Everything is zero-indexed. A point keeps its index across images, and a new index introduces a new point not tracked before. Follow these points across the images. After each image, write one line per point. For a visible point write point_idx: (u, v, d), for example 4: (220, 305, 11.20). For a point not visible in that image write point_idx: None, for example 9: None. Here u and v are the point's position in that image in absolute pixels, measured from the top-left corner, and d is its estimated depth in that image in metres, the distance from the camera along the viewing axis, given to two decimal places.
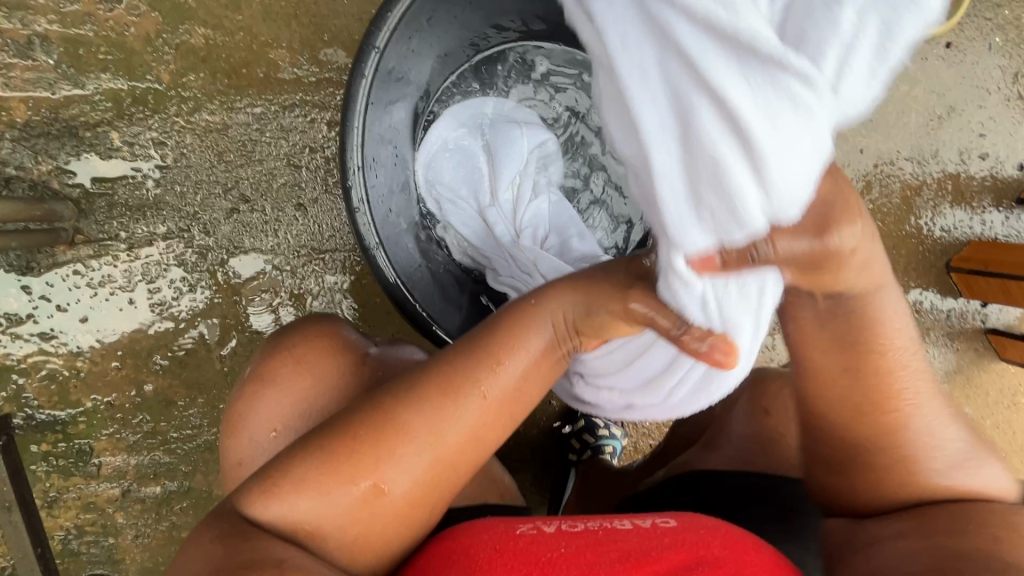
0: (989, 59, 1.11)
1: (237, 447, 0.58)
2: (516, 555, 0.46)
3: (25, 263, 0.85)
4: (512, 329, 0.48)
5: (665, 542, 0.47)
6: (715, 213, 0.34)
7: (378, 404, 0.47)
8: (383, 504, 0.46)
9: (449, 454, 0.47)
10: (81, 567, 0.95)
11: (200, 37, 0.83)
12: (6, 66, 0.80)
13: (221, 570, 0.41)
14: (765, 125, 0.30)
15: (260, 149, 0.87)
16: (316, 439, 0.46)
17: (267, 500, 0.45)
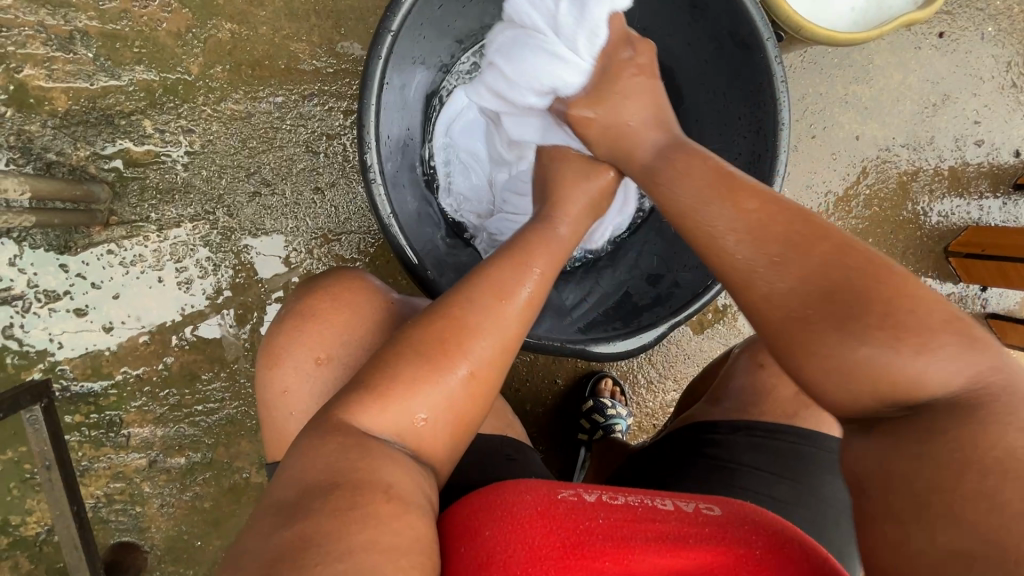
0: (982, 49, 1.15)
1: (280, 377, 0.64)
2: (557, 521, 0.48)
3: (62, 242, 0.91)
4: (545, 236, 0.58)
5: (706, 532, 0.48)
6: (524, 114, 0.69)
7: (449, 309, 0.51)
8: (471, 395, 0.50)
9: (518, 342, 0.53)
10: (109, 534, 0.99)
11: (227, 32, 0.89)
12: (49, 59, 0.86)
13: (339, 484, 0.42)
14: (514, 68, 0.66)
15: (281, 136, 0.93)
16: (403, 345, 0.50)
17: (369, 411, 0.47)
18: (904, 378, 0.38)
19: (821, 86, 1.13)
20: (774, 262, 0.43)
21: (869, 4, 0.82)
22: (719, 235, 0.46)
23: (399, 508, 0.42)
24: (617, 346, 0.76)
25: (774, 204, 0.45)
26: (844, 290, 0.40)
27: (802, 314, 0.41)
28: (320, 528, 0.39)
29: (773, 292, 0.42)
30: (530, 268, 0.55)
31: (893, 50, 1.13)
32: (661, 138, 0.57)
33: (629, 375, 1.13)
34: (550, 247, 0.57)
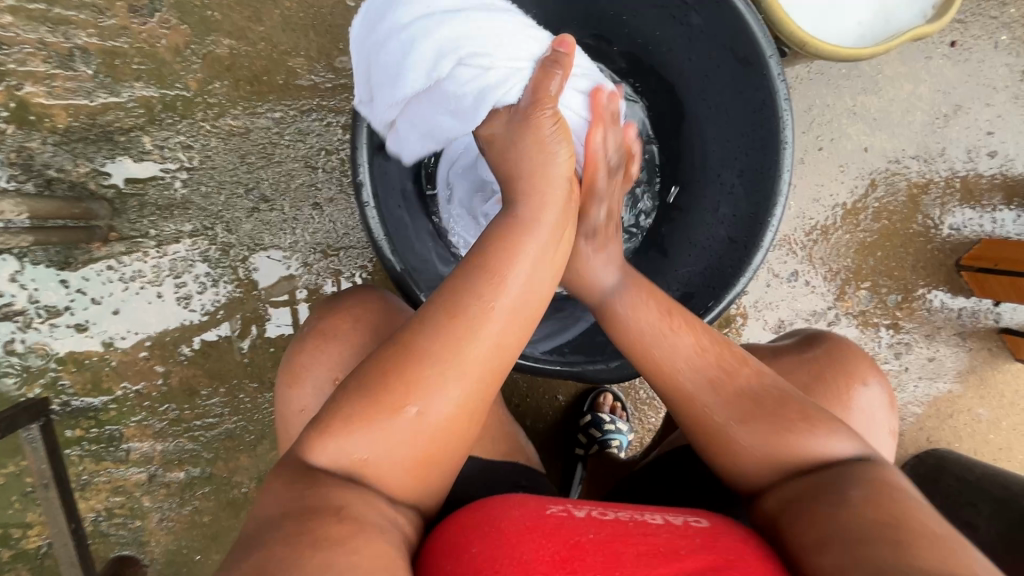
0: (995, 58, 1.12)
1: (301, 396, 0.64)
2: (545, 533, 0.47)
3: (63, 258, 0.91)
4: (512, 245, 0.53)
5: (696, 541, 0.48)
6: (506, 82, 0.57)
7: (401, 340, 0.49)
8: (425, 430, 0.48)
9: (481, 372, 0.49)
10: (109, 548, 1.00)
11: (226, 48, 0.89)
12: (49, 76, 0.87)
13: (288, 514, 0.44)
14: (459, 64, 0.56)
15: (279, 152, 0.92)
16: (356, 379, 0.49)
17: (321, 449, 0.47)
18: (795, 457, 0.53)
19: (828, 97, 1.10)
20: (700, 381, 0.57)
21: (875, 17, 0.80)
22: (665, 353, 0.59)
23: (351, 527, 0.43)
24: (615, 367, 0.74)
25: (707, 336, 0.60)
26: (755, 404, 0.55)
27: (716, 419, 0.56)
28: (273, 556, 0.40)
29: (702, 404, 0.57)
30: (490, 283, 0.50)
31: (903, 60, 1.11)
32: (611, 279, 0.66)
33: (631, 390, 1.11)
34: (512, 252, 0.53)
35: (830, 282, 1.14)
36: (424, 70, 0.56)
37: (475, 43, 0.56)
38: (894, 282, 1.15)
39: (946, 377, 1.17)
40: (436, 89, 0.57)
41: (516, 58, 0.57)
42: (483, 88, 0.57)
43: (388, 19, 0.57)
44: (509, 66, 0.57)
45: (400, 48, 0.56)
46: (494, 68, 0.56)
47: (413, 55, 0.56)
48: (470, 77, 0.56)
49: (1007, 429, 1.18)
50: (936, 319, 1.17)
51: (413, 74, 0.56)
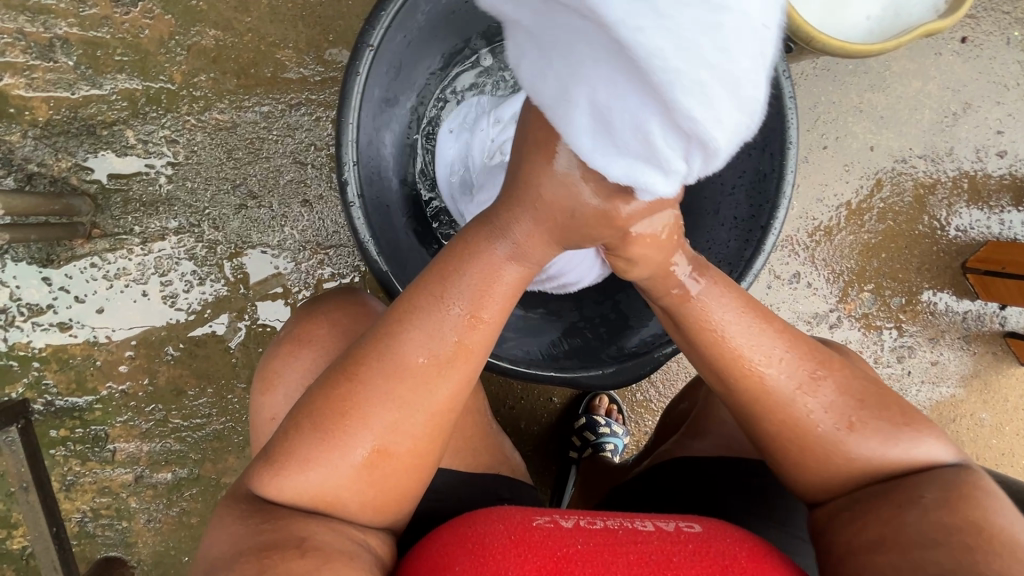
0: (1007, 54, 1.08)
1: (271, 404, 0.62)
2: (531, 547, 0.44)
3: (45, 255, 0.89)
4: (483, 284, 0.45)
5: (689, 548, 0.45)
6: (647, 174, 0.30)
7: (353, 376, 0.46)
8: (382, 466, 0.47)
9: (440, 408, 0.47)
10: (96, 549, 0.98)
11: (211, 39, 0.86)
12: (28, 68, 0.84)
13: (245, 549, 0.43)
14: (660, 109, 0.25)
15: (267, 147, 0.90)
16: (305, 413, 0.47)
17: (276, 482, 0.47)
18: (873, 463, 0.49)
19: (834, 94, 1.07)
20: (795, 394, 0.50)
21: (884, 12, 0.77)
22: (764, 369, 0.50)
23: (315, 561, 0.42)
24: (610, 373, 0.74)
25: (797, 346, 0.51)
26: (855, 408, 0.50)
27: (817, 434, 0.50)
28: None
29: (801, 418, 0.50)
30: (452, 322, 0.46)
31: (912, 57, 1.07)
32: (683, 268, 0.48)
33: (627, 393, 1.09)
34: (484, 291, 0.45)
35: (833, 284, 1.11)
36: (647, 76, 0.23)
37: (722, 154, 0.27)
38: (898, 283, 1.12)
39: (949, 382, 1.14)
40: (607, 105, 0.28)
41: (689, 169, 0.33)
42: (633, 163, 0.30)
43: None
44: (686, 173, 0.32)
45: (699, 14, 0.21)
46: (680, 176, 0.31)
47: (694, 50, 0.22)
48: (657, 157, 0.28)
49: (1010, 434, 1.16)
50: (940, 322, 1.14)
51: (646, 69, 0.23)
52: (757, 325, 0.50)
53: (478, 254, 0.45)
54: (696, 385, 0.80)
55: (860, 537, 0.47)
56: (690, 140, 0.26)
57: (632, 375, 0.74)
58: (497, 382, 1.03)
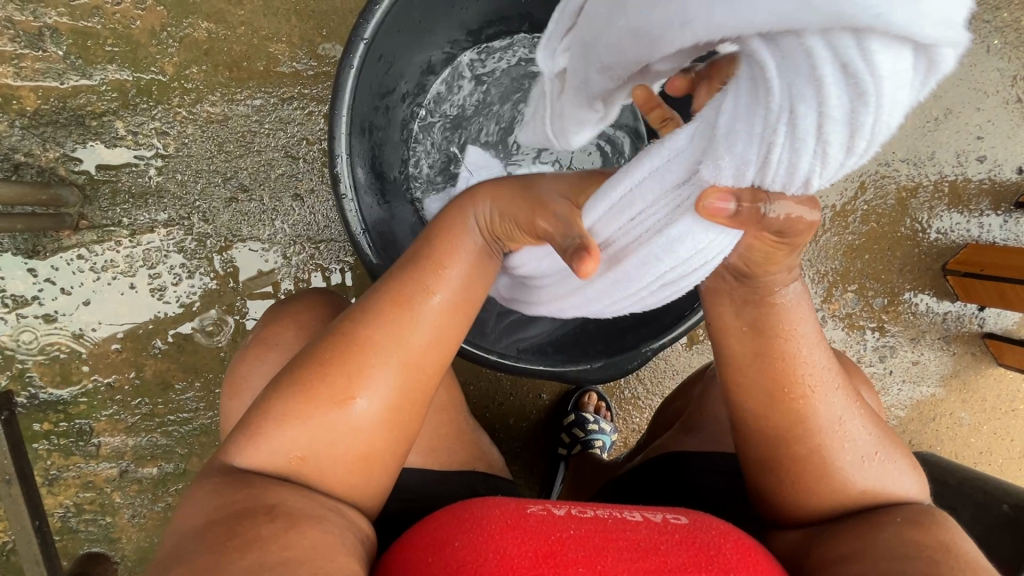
0: (987, 62, 1.11)
1: (241, 409, 0.62)
2: (526, 531, 0.45)
3: (31, 246, 0.88)
4: (452, 246, 0.51)
5: (676, 538, 0.45)
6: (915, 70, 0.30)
7: (338, 331, 0.49)
8: (355, 420, 0.47)
9: (413, 359, 0.49)
10: (78, 545, 0.97)
11: (204, 31, 0.86)
12: (17, 56, 0.83)
13: (214, 520, 0.42)
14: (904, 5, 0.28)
15: (259, 140, 0.90)
16: (286, 377, 0.48)
17: (253, 444, 0.47)
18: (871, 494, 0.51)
19: None
20: (835, 424, 0.51)
21: None
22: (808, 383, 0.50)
23: (284, 524, 0.41)
24: (601, 367, 0.75)
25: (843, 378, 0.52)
26: (881, 443, 0.52)
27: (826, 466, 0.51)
28: (197, 565, 0.38)
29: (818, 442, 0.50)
30: (431, 276, 0.50)
31: None
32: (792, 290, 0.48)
33: (616, 389, 1.10)
34: (455, 254, 0.51)
35: (817, 284, 1.13)
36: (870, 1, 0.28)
37: (957, 38, 0.29)
38: (881, 285, 1.14)
39: (929, 381, 1.17)
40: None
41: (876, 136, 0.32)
42: (913, 11, 0.28)
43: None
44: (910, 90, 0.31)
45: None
46: (909, 84, 0.30)
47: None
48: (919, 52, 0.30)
49: (987, 433, 1.18)
50: (921, 323, 1.16)
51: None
52: (812, 350, 0.50)
53: (459, 226, 0.52)
54: (689, 385, 0.81)
55: (834, 550, 0.48)
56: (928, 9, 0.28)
57: (621, 369, 0.76)
58: (486, 378, 1.03)
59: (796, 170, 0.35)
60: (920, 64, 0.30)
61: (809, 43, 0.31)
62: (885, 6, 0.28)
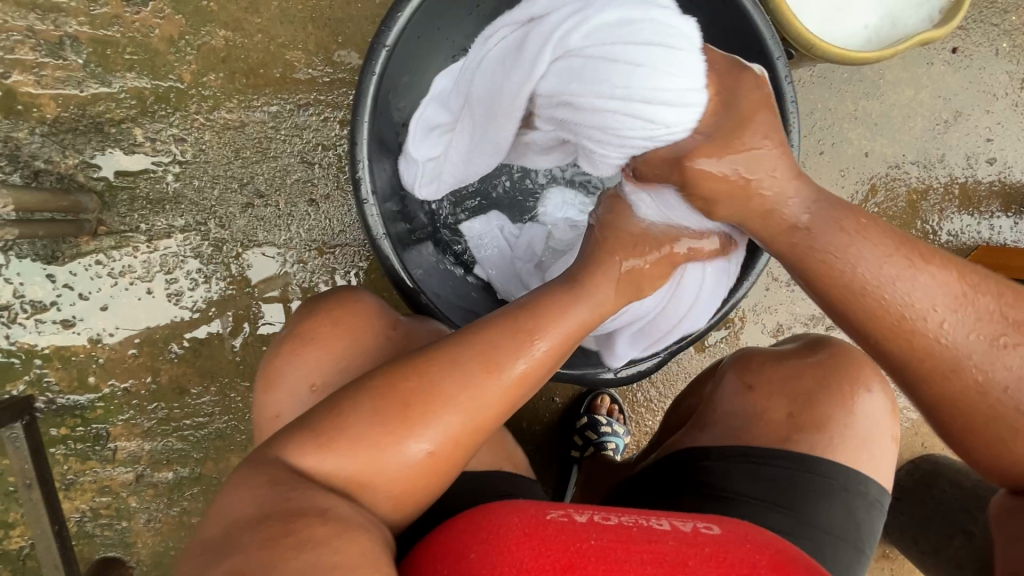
0: (996, 65, 1.12)
1: (275, 402, 0.62)
2: (545, 542, 0.45)
3: (50, 252, 0.89)
4: (556, 319, 0.54)
5: (706, 550, 0.45)
6: (586, 60, 0.55)
7: (425, 373, 0.49)
8: (424, 466, 0.47)
9: (486, 422, 0.50)
10: (94, 549, 0.97)
11: (221, 39, 0.87)
12: (38, 65, 0.84)
13: (268, 514, 0.42)
14: (554, 69, 0.57)
15: (275, 146, 0.90)
16: (368, 397, 0.48)
17: (318, 456, 0.46)
18: None
19: (831, 101, 1.10)
20: (961, 357, 0.49)
21: (882, 20, 0.79)
22: (949, 323, 0.49)
23: (335, 527, 0.41)
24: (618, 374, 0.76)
25: (986, 281, 0.50)
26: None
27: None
28: (253, 558, 0.38)
29: (996, 391, 0.49)
30: (529, 344, 0.52)
31: (905, 65, 1.10)
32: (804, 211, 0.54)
33: (628, 393, 1.10)
34: (552, 323, 0.53)
35: None
36: (547, 80, 0.58)
37: (575, 44, 0.55)
38: None
39: None
40: (504, 75, 0.61)
41: (646, 73, 0.52)
42: (555, 77, 0.57)
43: (501, 50, 0.62)
44: (603, 65, 0.54)
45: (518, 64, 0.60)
46: (603, 59, 0.54)
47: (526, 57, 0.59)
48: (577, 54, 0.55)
49: None
50: None
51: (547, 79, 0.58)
52: (899, 288, 0.51)
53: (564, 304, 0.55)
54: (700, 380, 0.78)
55: None
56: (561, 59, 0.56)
57: (637, 373, 0.77)
58: None
59: (662, 128, 0.53)
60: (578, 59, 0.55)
61: (556, 117, 0.60)
62: (552, 92, 0.58)
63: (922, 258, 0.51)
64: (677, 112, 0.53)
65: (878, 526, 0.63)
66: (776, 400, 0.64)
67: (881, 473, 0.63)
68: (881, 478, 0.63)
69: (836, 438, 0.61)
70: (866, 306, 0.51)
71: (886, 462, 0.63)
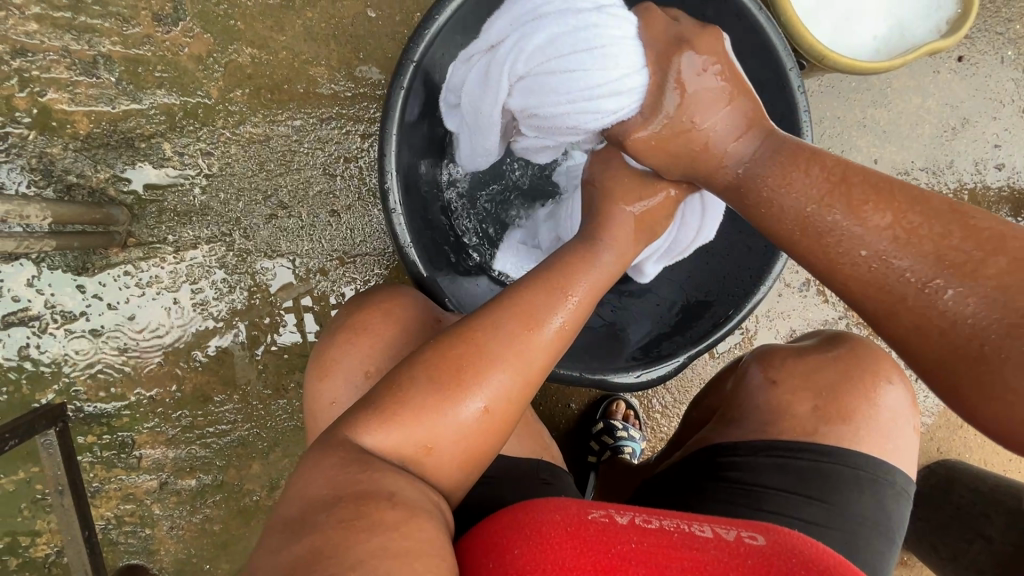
0: (1002, 72, 1.14)
1: (330, 389, 0.64)
2: (587, 543, 0.46)
3: (81, 263, 0.91)
4: (585, 274, 0.56)
5: (747, 564, 0.46)
6: (538, 77, 0.57)
7: (471, 337, 0.51)
8: (483, 424, 0.50)
9: (536, 376, 0.52)
10: (117, 556, 0.99)
11: (247, 57, 0.90)
12: (72, 83, 0.87)
13: (340, 496, 0.43)
14: (513, 92, 0.60)
15: (298, 159, 0.93)
16: (421, 371, 0.49)
17: (384, 431, 0.48)
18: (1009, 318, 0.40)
19: (839, 109, 1.12)
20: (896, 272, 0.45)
21: (890, 31, 0.81)
22: (888, 262, 0.45)
23: (402, 513, 0.43)
24: (637, 376, 0.75)
25: (934, 217, 0.45)
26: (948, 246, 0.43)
27: (990, 344, 0.41)
28: (330, 537, 0.40)
29: (955, 328, 0.42)
30: (564, 297, 0.54)
31: (912, 74, 1.12)
32: (739, 142, 0.55)
33: (644, 399, 1.11)
34: (584, 278, 0.56)
35: None
36: (509, 101, 0.61)
37: (521, 67, 0.57)
38: None
39: None
40: (477, 99, 0.63)
41: (585, 77, 0.54)
42: (515, 98, 0.60)
43: (466, 73, 0.63)
44: (552, 79, 0.56)
45: (479, 89, 0.62)
46: (545, 74, 0.56)
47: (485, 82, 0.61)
48: (526, 76, 0.58)
49: None
50: None
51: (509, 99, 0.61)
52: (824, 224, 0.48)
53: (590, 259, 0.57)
54: (722, 378, 0.79)
55: None
56: (513, 82, 0.59)
57: (658, 377, 0.76)
58: None
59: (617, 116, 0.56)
60: (529, 79, 0.58)
61: (532, 128, 0.63)
62: (519, 113, 0.61)
63: (856, 203, 0.47)
64: (620, 100, 0.55)
65: (905, 515, 0.64)
66: (803, 394, 0.65)
67: (905, 463, 0.64)
68: (906, 467, 0.64)
69: (860, 428, 0.62)
70: (810, 254, 0.49)
71: (911, 452, 0.65)
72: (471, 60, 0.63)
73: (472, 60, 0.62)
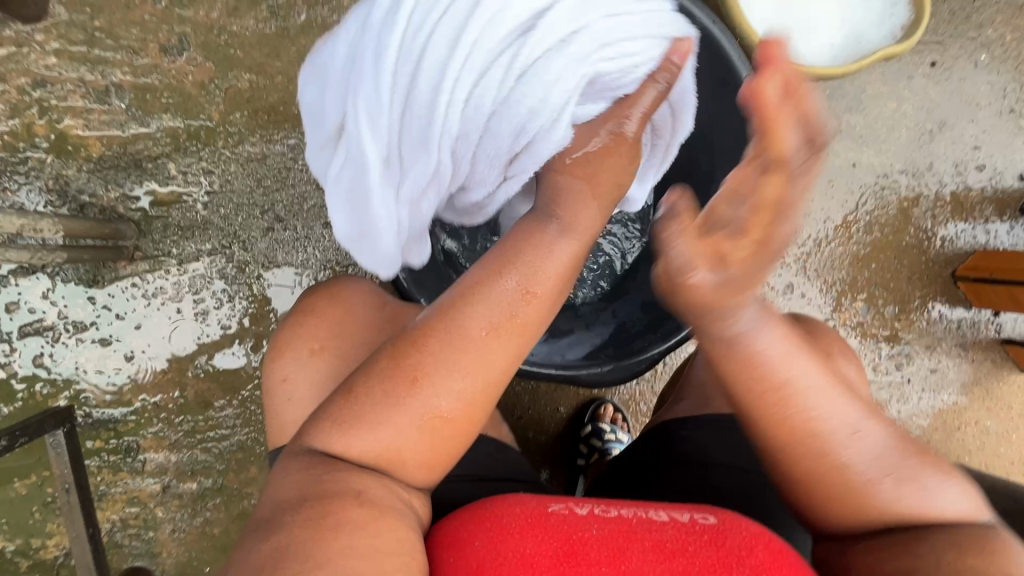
0: (977, 76, 1.16)
1: (281, 367, 0.69)
2: (549, 530, 0.49)
3: (92, 276, 0.97)
4: (535, 263, 0.53)
5: (704, 540, 0.48)
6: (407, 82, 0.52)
7: (422, 346, 0.50)
8: (442, 425, 0.50)
9: (493, 378, 0.51)
10: (123, 558, 1.03)
11: (246, 82, 0.97)
12: (86, 110, 0.95)
13: (308, 497, 0.47)
14: (402, 118, 0.55)
15: (293, 176, 0.99)
16: (373, 381, 0.50)
17: (344, 442, 0.49)
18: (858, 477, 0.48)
19: None
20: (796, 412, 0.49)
21: (846, 40, 0.85)
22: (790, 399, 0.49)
23: (371, 512, 0.46)
24: (605, 370, 0.79)
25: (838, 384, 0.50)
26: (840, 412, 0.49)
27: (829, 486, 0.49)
28: (296, 537, 0.44)
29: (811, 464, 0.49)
30: (516, 291, 0.52)
31: (886, 80, 1.15)
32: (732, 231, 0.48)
33: (633, 403, 1.13)
34: (539, 268, 0.53)
35: (826, 294, 1.17)
36: (404, 129, 0.55)
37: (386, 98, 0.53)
38: (891, 294, 1.17)
39: (950, 390, 1.18)
40: (353, 174, 0.58)
41: (441, 49, 0.51)
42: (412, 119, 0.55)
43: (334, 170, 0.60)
44: (421, 69, 0.52)
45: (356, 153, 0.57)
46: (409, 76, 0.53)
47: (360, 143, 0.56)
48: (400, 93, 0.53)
49: (1017, 442, 1.18)
50: (937, 329, 1.18)
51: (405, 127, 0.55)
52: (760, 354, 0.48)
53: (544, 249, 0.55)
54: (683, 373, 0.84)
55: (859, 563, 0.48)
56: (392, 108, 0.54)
57: (628, 372, 0.79)
58: (505, 393, 1.08)
59: (562, 41, 0.52)
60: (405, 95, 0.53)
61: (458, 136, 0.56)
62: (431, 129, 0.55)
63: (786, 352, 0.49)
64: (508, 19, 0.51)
65: None
66: None
67: None
68: None
69: None
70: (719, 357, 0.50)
71: None
72: (326, 151, 0.61)
73: (329, 146, 0.60)
